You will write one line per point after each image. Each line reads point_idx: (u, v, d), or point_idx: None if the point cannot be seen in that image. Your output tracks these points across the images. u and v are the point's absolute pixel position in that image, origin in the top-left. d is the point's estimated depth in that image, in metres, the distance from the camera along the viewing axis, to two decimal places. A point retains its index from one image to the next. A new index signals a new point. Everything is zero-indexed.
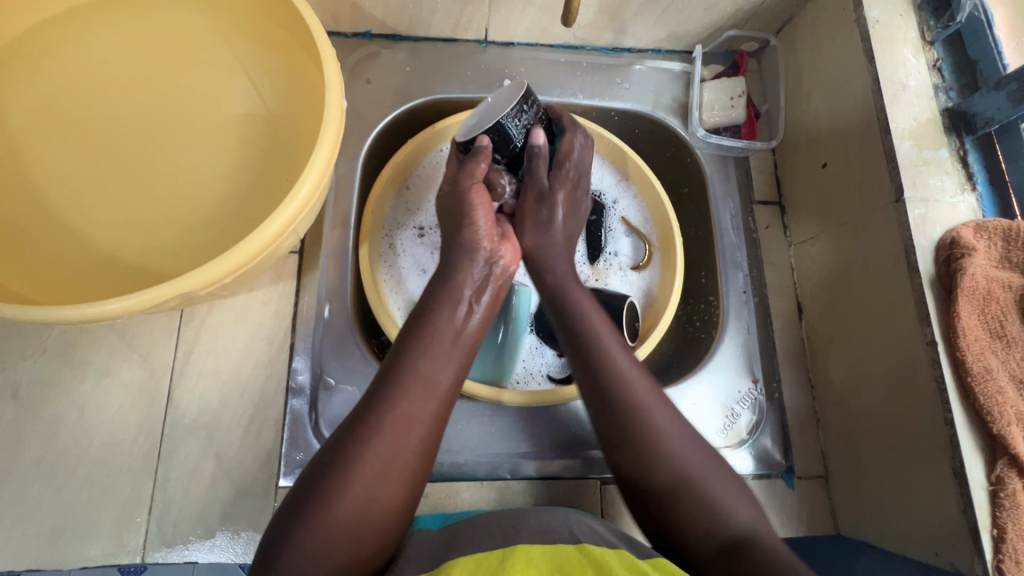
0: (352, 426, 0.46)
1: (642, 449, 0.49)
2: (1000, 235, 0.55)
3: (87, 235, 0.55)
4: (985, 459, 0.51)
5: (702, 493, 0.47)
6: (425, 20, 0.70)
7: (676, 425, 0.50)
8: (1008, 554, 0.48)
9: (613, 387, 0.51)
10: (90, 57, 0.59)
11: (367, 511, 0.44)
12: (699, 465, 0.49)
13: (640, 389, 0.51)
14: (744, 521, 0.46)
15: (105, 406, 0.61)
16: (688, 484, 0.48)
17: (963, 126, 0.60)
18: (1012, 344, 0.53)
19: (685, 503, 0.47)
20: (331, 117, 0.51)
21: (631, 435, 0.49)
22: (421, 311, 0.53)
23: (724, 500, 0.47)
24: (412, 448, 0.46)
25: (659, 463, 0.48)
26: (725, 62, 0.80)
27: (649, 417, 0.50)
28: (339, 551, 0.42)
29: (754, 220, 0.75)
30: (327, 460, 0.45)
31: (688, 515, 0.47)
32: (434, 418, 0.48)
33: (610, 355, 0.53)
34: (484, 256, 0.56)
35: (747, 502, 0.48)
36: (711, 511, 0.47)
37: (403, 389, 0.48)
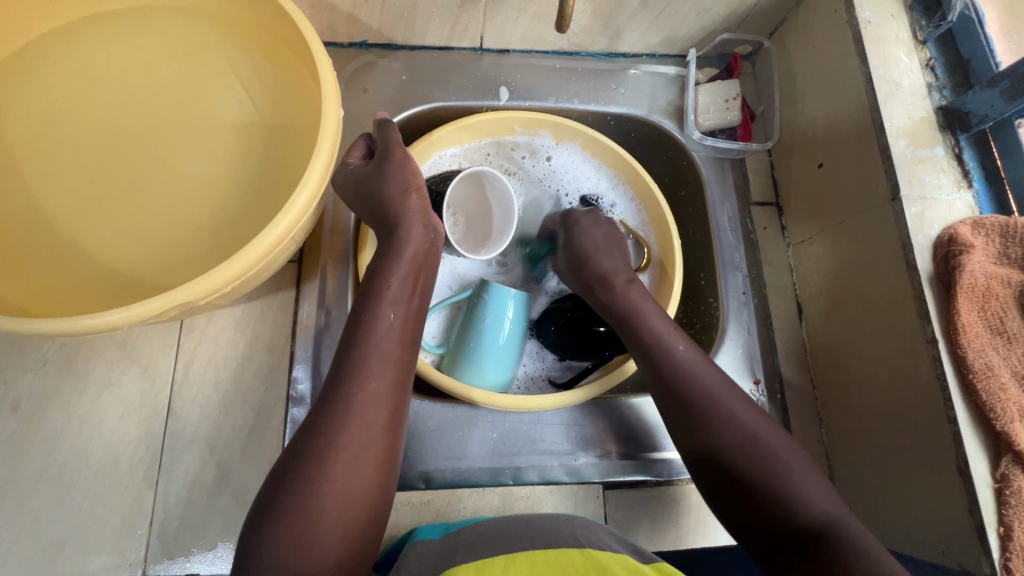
0: (318, 414, 0.47)
1: (716, 432, 0.52)
2: (997, 231, 0.55)
3: (85, 247, 0.56)
4: (989, 457, 0.51)
5: (783, 480, 0.50)
6: (420, 29, 0.70)
7: (750, 412, 0.53)
8: (1015, 552, 0.47)
9: (689, 379, 0.55)
10: (89, 71, 0.59)
11: (347, 499, 0.44)
12: (772, 443, 0.52)
13: (711, 382, 0.55)
14: (827, 507, 0.49)
15: (105, 419, 0.61)
16: (763, 465, 0.50)
17: (958, 124, 0.60)
18: (1013, 340, 0.53)
19: (767, 485, 0.50)
20: (327, 127, 0.52)
21: (707, 408, 0.53)
22: (365, 293, 0.53)
23: (825, 505, 0.49)
24: (375, 425, 0.47)
25: (743, 450, 0.51)
26: (719, 65, 0.80)
27: (716, 401, 0.54)
28: (327, 534, 0.43)
29: (751, 221, 0.76)
30: (301, 447, 0.46)
31: (773, 482, 0.50)
32: (393, 390, 0.49)
33: (681, 347, 0.56)
34: (424, 223, 0.57)
35: (824, 489, 0.50)
36: (792, 491, 0.49)
37: (358, 367, 0.48)
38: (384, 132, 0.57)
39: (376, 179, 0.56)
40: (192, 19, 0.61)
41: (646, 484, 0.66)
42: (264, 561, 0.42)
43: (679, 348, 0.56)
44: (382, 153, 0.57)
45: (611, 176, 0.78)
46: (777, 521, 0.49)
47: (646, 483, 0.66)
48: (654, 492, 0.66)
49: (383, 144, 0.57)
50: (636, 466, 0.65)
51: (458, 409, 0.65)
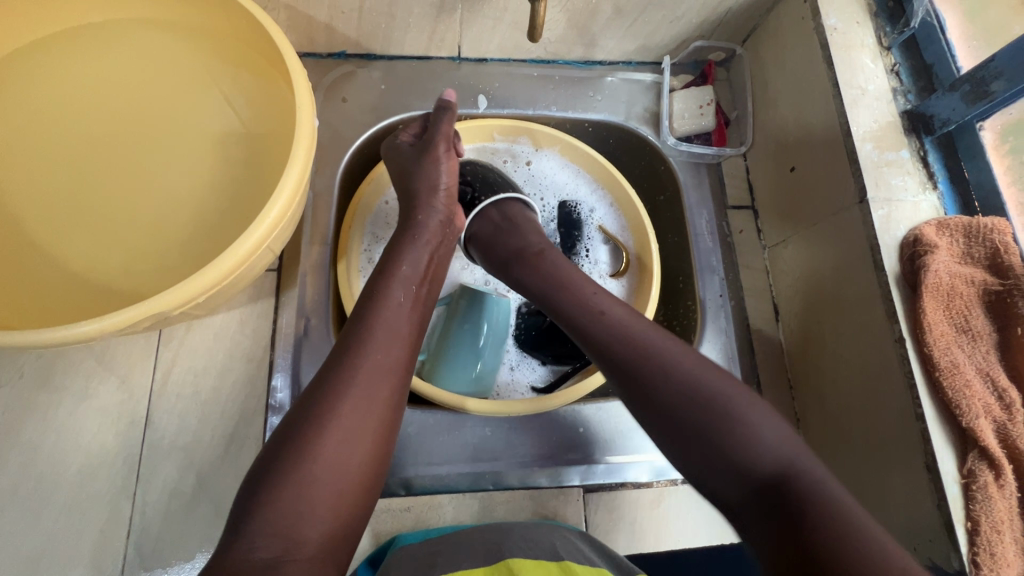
0: (317, 387, 0.47)
1: (657, 388, 0.49)
2: (961, 231, 0.56)
3: (59, 259, 0.56)
4: (957, 453, 0.52)
5: (737, 430, 0.46)
6: (397, 39, 0.71)
7: (697, 359, 0.50)
8: (982, 547, 0.48)
9: (627, 341, 0.52)
10: (67, 83, 0.59)
11: (344, 469, 0.44)
12: (722, 387, 0.48)
13: (652, 339, 0.52)
14: (786, 447, 0.45)
15: (82, 430, 0.60)
16: (715, 412, 0.47)
17: (922, 126, 0.62)
18: (977, 338, 0.54)
19: (719, 435, 0.46)
20: (302, 137, 0.52)
21: (648, 368, 0.50)
22: (378, 274, 0.55)
23: (788, 450, 0.45)
24: (377, 398, 0.47)
25: (690, 401, 0.48)
26: (694, 71, 0.82)
27: (654, 359, 0.50)
28: (316, 505, 0.42)
29: (728, 225, 0.77)
30: (297, 418, 0.45)
31: (729, 430, 0.46)
32: (400, 366, 0.50)
33: (620, 316, 0.54)
34: (444, 210, 0.61)
35: (782, 428, 0.46)
36: (748, 435, 0.46)
37: (363, 341, 0.49)
38: (439, 119, 0.62)
39: (420, 163, 0.61)
40: (171, 32, 0.61)
41: (626, 487, 0.66)
42: (249, 530, 0.41)
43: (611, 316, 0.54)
44: (430, 136, 0.62)
45: (590, 181, 0.79)
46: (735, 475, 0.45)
47: (625, 485, 0.66)
48: (634, 495, 0.66)
49: (433, 129, 0.62)
50: (616, 470, 0.66)
51: (438, 415, 0.65)
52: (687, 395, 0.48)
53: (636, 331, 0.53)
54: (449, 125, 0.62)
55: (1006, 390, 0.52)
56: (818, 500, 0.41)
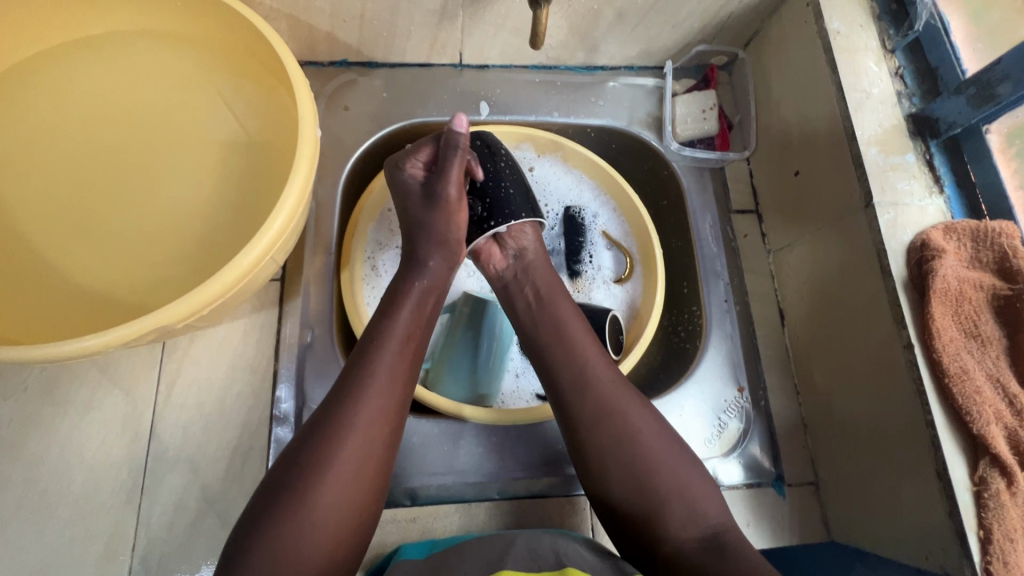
0: (328, 408, 0.48)
1: (607, 436, 0.52)
2: (969, 236, 0.56)
3: (62, 271, 0.56)
4: (968, 460, 0.51)
5: (679, 494, 0.50)
6: (399, 47, 0.71)
7: (665, 438, 0.53)
8: (996, 555, 0.48)
9: (603, 403, 0.54)
10: (70, 95, 0.59)
11: (359, 473, 0.46)
12: (679, 463, 0.52)
13: (629, 409, 0.54)
14: (713, 515, 0.50)
15: (86, 443, 0.60)
16: (662, 486, 0.51)
17: (928, 130, 0.61)
18: (986, 343, 0.54)
19: (661, 499, 0.50)
20: (305, 147, 0.52)
21: (599, 414, 0.53)
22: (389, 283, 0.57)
23: (714, 517, 0.50)
24: (383, 421, 0.48)
25: (642, 467, 0.51)
26: (697, 76, 0.81)
27: (609, 408, 0.53)
28: (320, 526, 0.43)
29: (732, 229, 0.76)
30: (307, 438, 0.46)
31: (664, 499, 0.50)
32: (408, 374, 0.52)
33: (604, 382, 0.55)
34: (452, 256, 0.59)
35: (714, 497, 0.52)
36: (686, 503, 0.50)
37: (372, 364, 0.50)
38: (449, 164, 0.57)
39: (428, 215, 0.58)
40: (173, 42, 0.61)
41: None
42: (255, 549, 0.41)
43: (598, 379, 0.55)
44: (439, 180, 0.58)
45: (593, 187, 0.78)
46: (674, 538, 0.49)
47: None
48: None
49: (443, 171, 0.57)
50: None
51: (442, 424, 0.65)
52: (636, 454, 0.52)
53: (595, 374, 0.55)
54: (461, 162, 0.57)
55: (1017, 396, 0.51)
56: (740, 556, 0.46)
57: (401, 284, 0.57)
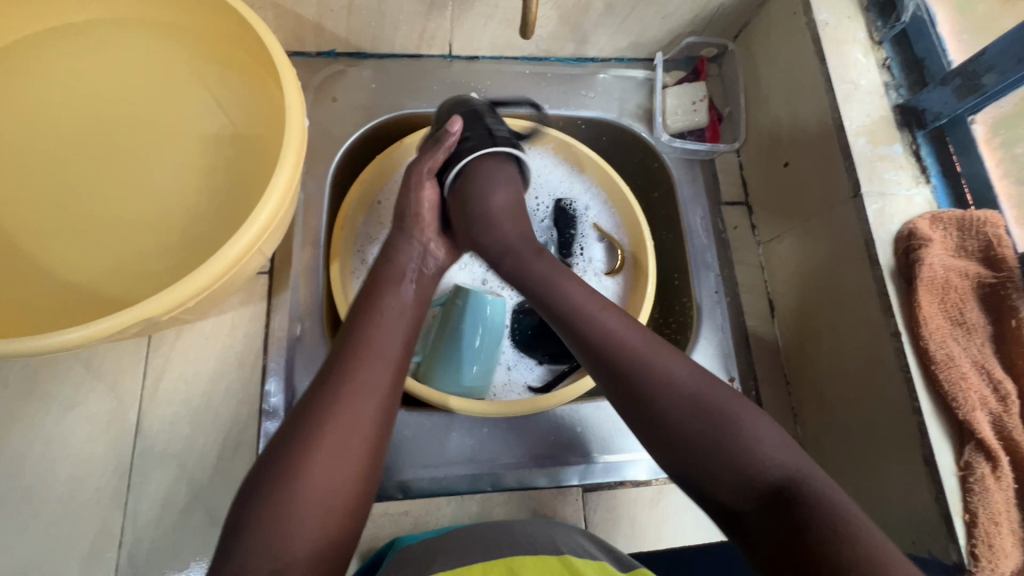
0: (308, 404, 0.47)
1: (647, 389, 0.48)
2: (955, 224, 0.56)
3: (43, 264, 0.54)
4: (953, 446, 0.52)
5: (732, 435, 0.45)
6: (387, 37, 0.70)
7: (718, 386, 0.48)
8: (980, 538, 0.48)
9: (637, 362, 0.49)
10: (49, 85, 0.58)
11: (332, 488, 0.44)
12: (736, 404, 0.47)
13: (670, 364, 0.49)
14: (784, 458, 0.44)
15: (70, 439, 0.59)
16: (720, 434, 0.45)
17: (915, 121, 0.62)
18: (972, 330, 0.54)
19: (716, 445, 0.45)
20: (292, 136, 0.51)
21: (637, 368, 0.49)
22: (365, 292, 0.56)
23: (785, 458, 0.44)
24: (367, 413, 0.47)
25: (690, 412, 0.46)
26: (687, 68, 0.81)
27: (646, 360, 0.49)
28: (305, 522, 0.42)
29: (722, 221, 0.76)
30: (286, 436, 0.45)
31: (725, 442, 0.45)
32: (390, 384, 0.49)
33: (637, 340, 0.51)
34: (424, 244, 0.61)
35: (782, 440, 0.45)
36: (746, 449, 0.44)
37: (355, 356, 0.49)
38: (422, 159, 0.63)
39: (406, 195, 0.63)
40: (156, 31, 0.60)
41: (624, 485, 0.66)
42: (240, 550, 0.41)
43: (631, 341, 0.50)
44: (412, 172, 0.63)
45: (584, 179, 0.78)
46: (736, 485, 0.44)
47: (625, 484, 0.66)
48: (631, 494, 0.66)
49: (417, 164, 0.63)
50: (614, 468, 0.66)
51: (433, 417, 0.65)
52: (687, 402, 0.47)
53: (623, 331, 0.51)
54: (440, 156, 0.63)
55: (1002, 382, 0.52)
56: (818, 503, 0.41)
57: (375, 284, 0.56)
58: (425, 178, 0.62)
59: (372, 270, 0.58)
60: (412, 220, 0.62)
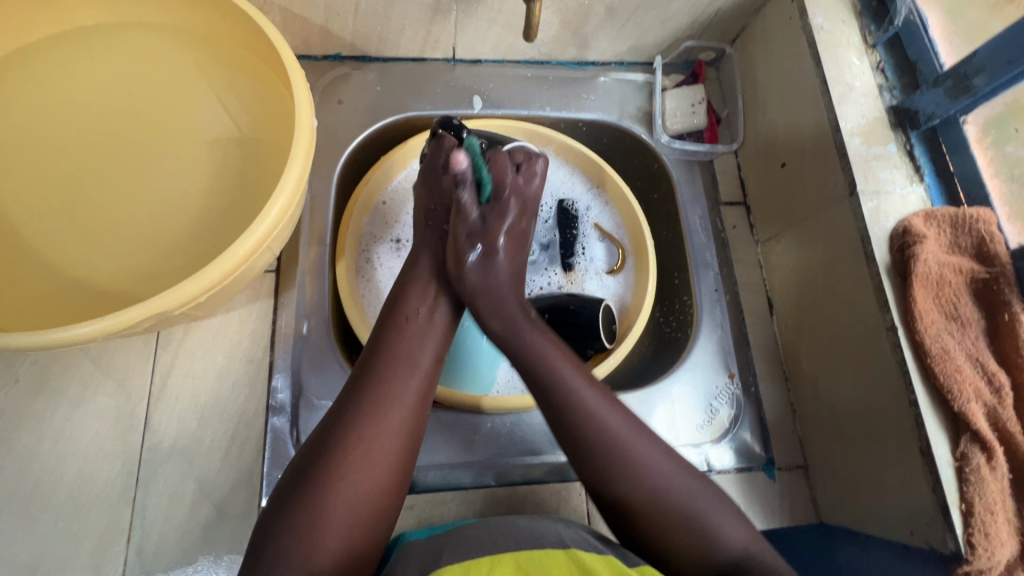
0: (338, 415, 0.49)
1: (620, 475, 0.50)
2: (948, 222, 0.58)
3: (55, 261, 0.55)
4: (949, 437, 0.53)
5: (697, 525, 0.49)
6: (392, 40, 0.71)
7: (683, 473, 0.51)
8: (977, 527, 0.49)
9: (616, 461, 0.50)
10: (63, 86, 0.59)
11: (357, 502, 0.46)
12: (698, 496, 0.50)
13: (641, 448, 0.51)
14: (740, 541, 0.49)
15: (80, 434, 0.60)
16: (679, 529, 0.49)
17: (908, 121, 0.64)
18: (966, 325, 0.56)
19: (674, 527, 0.49)
20: (301, 136, 0.53)
21: (613, 461, 0.50)
22: (390, 303, 0.57)
23: (738, 538, 0.49)
24: (394, 427, 0.49)
25: (650, 498, 0.49)
26: (685, 71, 0.83)
27: (629, 458, 0.50)
28: (330, 529, 0.44)
29: (721, 220, 0.78)
30: (316, 448, 0.48)
31: (692, 525, 0.49)
32: (419, 399, 0.51)
33: (614, 426, 0.51)
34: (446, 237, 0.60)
35: (738, 521, 0.50)
36: (705, 533, 0.49)
37: (386, 369, 0.51)
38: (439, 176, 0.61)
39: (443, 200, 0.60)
40: (166, 34, 0.61)
41: None
42: (270, 559, 0.42)
43: (610, 428, 0.51)
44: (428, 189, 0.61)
45: (584, 180, 0.80)
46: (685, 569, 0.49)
47: None
48: None
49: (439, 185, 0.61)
50: None
51: (439, 412, 0.66)
52: (652, 490, 0.50)
53: (606, 418, 0.51)
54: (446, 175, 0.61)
55: (995, 374, 0.53)
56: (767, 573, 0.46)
57: (403, 290, 0.57)
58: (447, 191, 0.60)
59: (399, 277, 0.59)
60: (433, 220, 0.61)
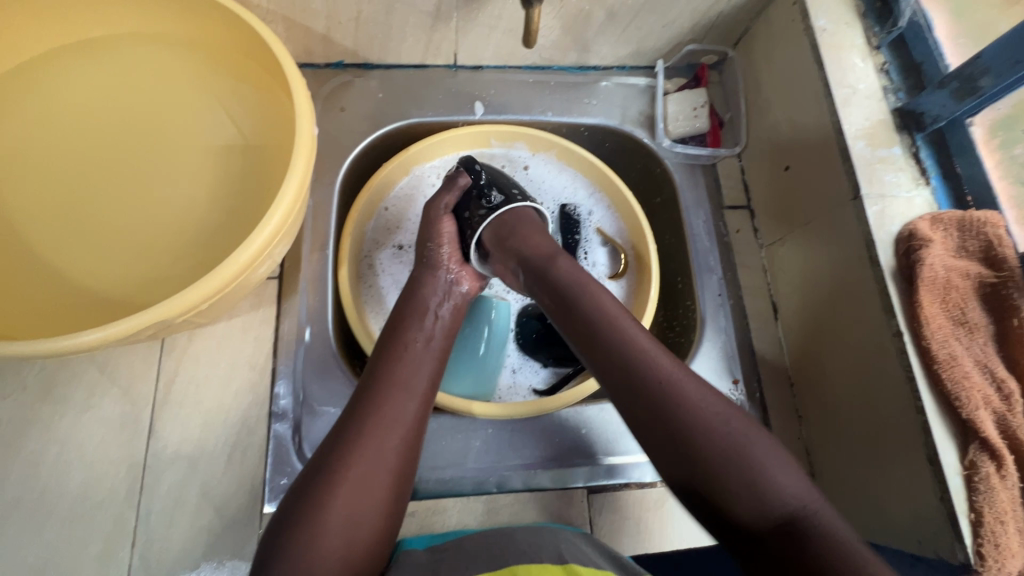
0: (337, 435, 0.49)
1: (657, 402, 0.49)
2: (955, 225, 0.57)
3: (60, 269, 0.56)
4: (957, 445, 0.52)
5: (747, 466, 0.46)
6: (394, 48, 0.72)
7: (729, 410, 0.49)
8: (986, 537, 0.48)
9: (660, 390, 0.49)
10: (69, 97, 0.60)
11: (355, 526, 0.46)
12: (751, 438, 0.47)
13: (696, 393, 0.49)
14: (796, 493, 0.45)
15: (85, 441, 0.61)
16: (733, 472, 0.46)
17: (913, 124, 0.63)
18: (973, 330, 0.55)
19: (725, 463, 0.46)
20: (301, 144, 0.53)
21: (661, 394, 0.49)
22: (389, 326, 0.58)
23: (798, 495, 0.45)
24: (394, 449, 0.49)
25: (698, 433, 0.47)
26: (688, 74, 0.83)
27: (669, 390, 0.49)
28: (329, 550, 0.44)
29: (725, 225, 0.77)
30: (316, 469, 0.48)
31: (745, 465, 0.46)
32: (416, 419, 0.51)
33: (658, 361, 0.51)
34: (445, 276, 0.62)
35: (797, 476, 0.46)
36: (765, 475, 0.46)
37: (383, 390, 0.51)
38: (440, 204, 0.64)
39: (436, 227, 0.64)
40: (170, 44, 0.62)
41: (630, 487, 0.66)
42: None
43: (659, 365, 0.50)
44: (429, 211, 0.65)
45: (587, 185, 0.79)
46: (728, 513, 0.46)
47: (630, 486, 0.66)
48: (638, 494, 0.66)
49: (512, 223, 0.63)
50: (620, 469, 0.66)
51: (441, 418, 0.66)
52: (699, 422, 0.48)
53: (651, 353, 0.51)
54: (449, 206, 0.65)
55: (1005, 381, 0.52)
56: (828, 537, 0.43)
57: (398, 320, 0.58)
58: (442, 214, 0.64)
59: (397, 304, 0.60)
60: (432, 255, 0.63)
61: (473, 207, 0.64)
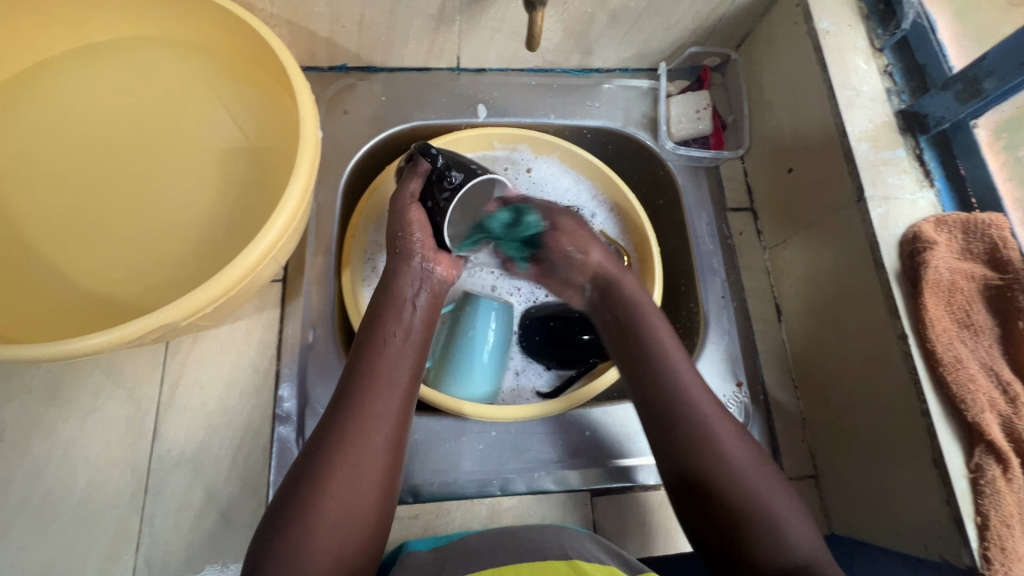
0: (323, 435, 0.49)
1: (691, 435, 0.52)
2: (960, 227, 0.57)
3: (64, 273, 0.56)
4: (963, 448, 0.52)
5: (763, 512, 0.48)
6: (397, 51, 0.72)
7: (754, 457, 0.51)
8: (993, 541, 0.48)
9: (698, 425, 0.52)
10: (74, 101, 0.61)
11: (346, 525, 0.46)
12: (770, 488, 0.50)
13: (728, 437, 0.52)
14: (805, 545, 0.47)
15: (89, 444, 0.61)
16: (750, 519, 0.48)
17: (917, 126, 0.63)
18: (978, 332, 0.55)
19: (744, 507, 0.48)
20: (306, 147, 0.53)
21: (694, 429, 0.52)
22: (366, 321, 0.56)
23: (807, 547, 0.47)
24: (379, 446, 0.49)
25: (726, 475, 0.50)
26: (691, 76, 0.83)
27: (707, 430, 0.52)
28: (322, 551, 0.44)
29: (728, 227, 0.77)
30: (304, 469, 0.47)
31: (764, 510, 0.48)
32: (398, 415, 0.51)
33: (700, 400, 0.53)
34: (418, 263, 0.60)
35: (806, 522, 0.49)
36: (781, 523, 0.48)
37: (366, 388, 0.51)
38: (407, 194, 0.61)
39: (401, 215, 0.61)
40: (174, 48, 0.62)
41: (634, 490, 0.66)
42: None
43: (698, 400, 0.53)
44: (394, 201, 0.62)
45: (590, 187, 0.79)
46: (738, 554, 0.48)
47: (635, 488, 0.66)
48: (643, 497, 0.66)
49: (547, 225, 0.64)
50: (624, 472, 0.66)
51: (444, 421, 0.66)
52: (724, 464, 0.50)
53: (693, 391, 0.54)
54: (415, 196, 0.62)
55: (1011, 384, 0.52)
56: None
57: (373, 314, 0.57)
58: (409, 202, 0.61)
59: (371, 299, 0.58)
60: (403, 243, 0.60)
61: (437, 194, 0.61)
